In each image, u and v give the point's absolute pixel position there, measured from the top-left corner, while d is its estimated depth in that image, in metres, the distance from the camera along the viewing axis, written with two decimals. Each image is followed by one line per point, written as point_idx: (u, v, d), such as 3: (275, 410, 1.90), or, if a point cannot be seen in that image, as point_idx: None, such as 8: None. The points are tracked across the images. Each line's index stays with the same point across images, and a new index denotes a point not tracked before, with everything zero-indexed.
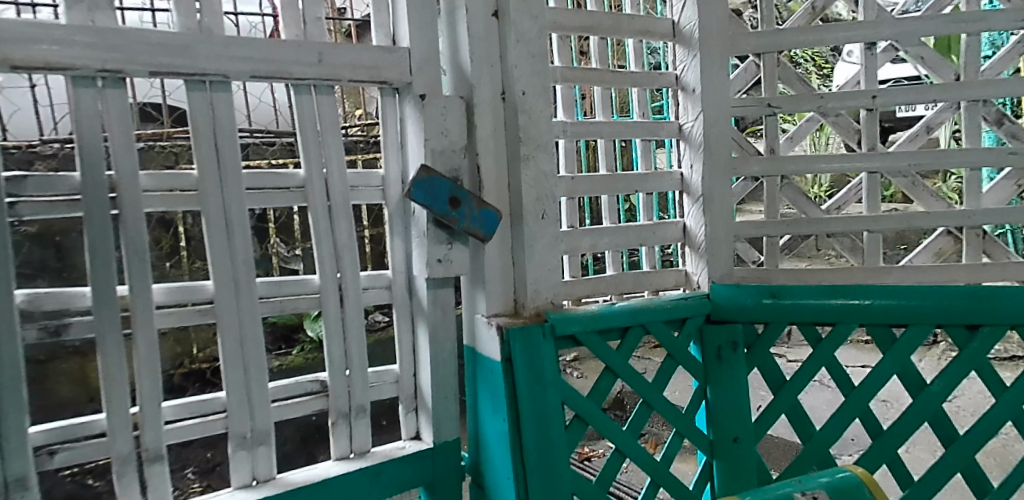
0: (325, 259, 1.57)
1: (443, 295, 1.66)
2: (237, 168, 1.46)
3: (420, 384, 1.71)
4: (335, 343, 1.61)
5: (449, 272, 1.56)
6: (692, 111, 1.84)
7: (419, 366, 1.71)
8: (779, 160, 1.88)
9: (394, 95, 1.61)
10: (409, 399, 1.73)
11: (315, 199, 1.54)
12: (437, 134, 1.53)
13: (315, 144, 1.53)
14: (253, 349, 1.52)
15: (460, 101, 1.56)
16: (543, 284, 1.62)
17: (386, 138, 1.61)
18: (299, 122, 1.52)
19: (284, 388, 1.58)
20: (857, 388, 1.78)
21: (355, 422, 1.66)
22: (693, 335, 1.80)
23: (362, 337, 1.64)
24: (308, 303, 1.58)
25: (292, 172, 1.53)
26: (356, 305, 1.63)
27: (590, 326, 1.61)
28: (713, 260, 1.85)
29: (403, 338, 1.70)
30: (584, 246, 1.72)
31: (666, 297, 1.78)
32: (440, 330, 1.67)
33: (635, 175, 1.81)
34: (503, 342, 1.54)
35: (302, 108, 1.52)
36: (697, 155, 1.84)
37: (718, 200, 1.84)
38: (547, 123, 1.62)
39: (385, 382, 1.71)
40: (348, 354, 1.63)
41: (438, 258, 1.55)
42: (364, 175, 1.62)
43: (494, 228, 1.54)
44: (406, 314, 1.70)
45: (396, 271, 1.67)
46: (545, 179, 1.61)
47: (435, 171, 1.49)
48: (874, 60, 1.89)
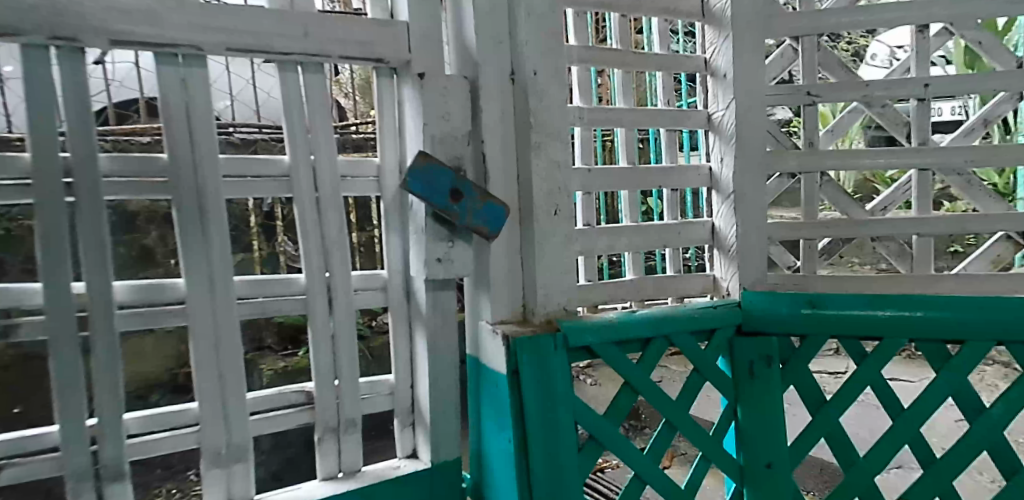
0: (312, 256, 1.41)
1: (444, 299, 1.49)
2: (213, 152, 1.30)
3: (418, 397, 1.54)
4: (322, 350, 1.44)
5: (450, 272, 1.39)
6: (722, 99, 1.66)
7: (416, 378, 1.54)
8: (818, 154, 1.70)
9: (392, 76, 1.45)
10: (405, 413, 1.56)
11: (301, 189, 1.38)
12: (438, 119, 1.36)
13: (302, 128, 1.37)
14: (229, 355, 1.36)
15: (464, 82, 1.39)
16: (554, 289, 1.44)
17: (383, 124, 1.46)
18: (284, 103, 1.36)
19: (265, 399, 1.42)
20: (906, 410, 1.58)
21: (344, 438, 1.49)
22: (722, 347, 1.62)
23: (353, 344, 1.47)
24: (292, 305, 1.42)
25: (276, 159, 1.37)
26: (346, 308, 1.46)
27: (606, 336, 1.43)
28: (744, 265, 1.66)
29: (399, 346, 1.53)
30: (601, 247, 1.54)
31: (692, 304, 1.60)
32: (440, 338, 1.50)
33: (660, 169, 1.63)
34: (508, 354, 1.36)
35: (287, 87, 1.36)
36: (728, 147, 1.66)
37: (751, 198, 1.65)
38: (564, 108, 1.43)
39: (378, 394, 1.54)
40: (337, 363, 1.47)
41: (438, 257, 1.38)
42: (358, 164, 1.45)
43: (500, 225, 1.37)
44: (402, 319, 1.53)
45: (392, 271, 1.50)
46: (558, 171, 1.42)
47: (434, 159, 1.33)
48: (927, 44, 1.70)
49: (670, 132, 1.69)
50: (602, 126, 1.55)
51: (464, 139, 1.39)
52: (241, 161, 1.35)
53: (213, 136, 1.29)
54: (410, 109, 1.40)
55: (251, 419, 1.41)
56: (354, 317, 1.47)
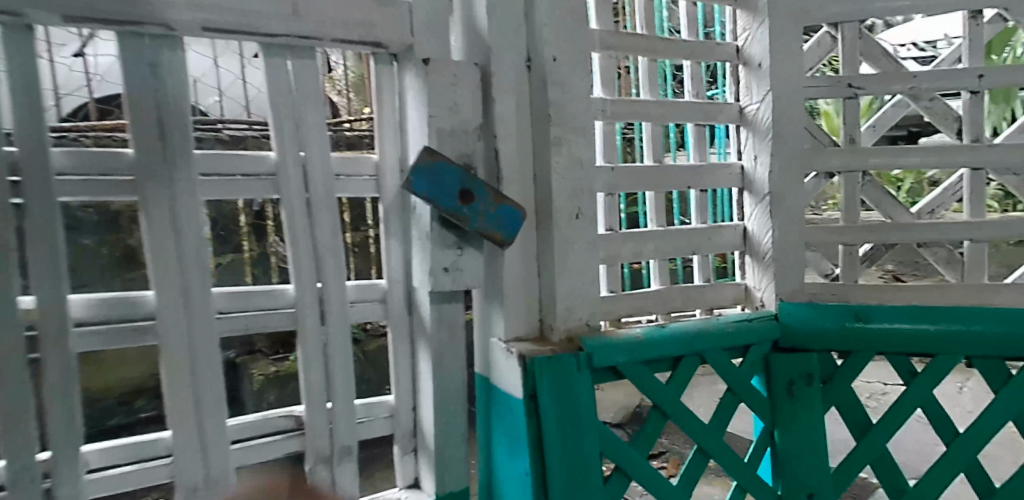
0: (302, 265, 1.25)
1: (451, 312, 1.33)
2: (188, 146, 1.13)
3: (420, 421, 1.38)
4: (313, 370, 1.28)
5: (458, 284, 1.23)
6: (756, 91, 1.51)
7: (419, 399, 1.38)
8: (861, 151, 1.55)
9: (391, 63, 1.29)
10: (407, 438, 1.40)
11: (289, 189, 1.22)
12: (445, 110, 1.20)
13: (290, 120, 1.21)
14: (207, 377, 1.18)
15: (476, 68, 1.22)
16: (576, 301, 1.28)
17: (382, 116, 1.30)
18: (270, 92, 1.19)
19: (249, 425, 1.26)
20: (961, 434, 1.44)
21: (339, 468, 1.32)
22: (757, 365, 1.46)
23: (349, 362, 1.31)
24: (280, 319, 1.26)
25: (260, 155, 1.21)
26: (341, 323, 1.30)
27: (634, 355, 1.28)
28: (781, 274, 1.51)
29: (399, 364, 1.37)
30: (626, 254, 1.38)
31: (725, 317, 1.45)
32: (447, 356, 1.34)
33: (688, 168, 1.48)
34: (525, 377, 1.20)
35: (274, 74, 1.19)
36: (763, 144, 1.50)
37: (789, 201, 1.50)
38: (588, 100, 1.28)
39: (376, 417, 1.37)
40: (331, 383, 1.30)
41: (445, 266, 1.22)
42: (354, 161, 1.29)
43: (516, 231, 1.21)
44: (404, 334, 1.37)
45: (392, 280, 1.34)
46: (580, 169, 1.27)
47: (441, 155, 1.17)
48: (980, 31, 1.54)
49: (699, 128, 1.53)
50: (627, 119, 1.39)
51: (476, 133, 1.23)
52: (221, 157, 1.18)
53: (187, 128, 1.13)
54: (412, 100, 1.24)
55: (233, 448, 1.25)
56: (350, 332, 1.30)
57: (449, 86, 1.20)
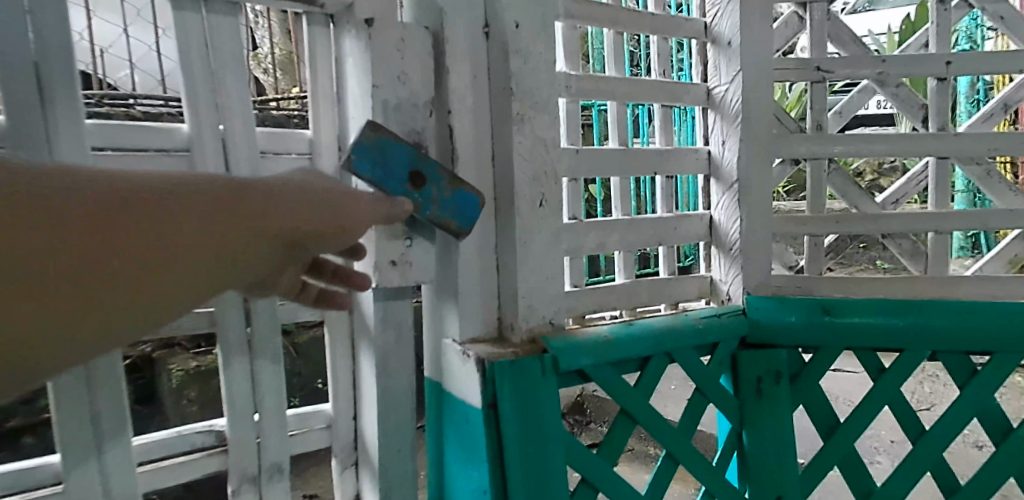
0: None
1: (398, 311, 1.18)
2: (77, 116, 0.92)
3: (362, 432, 1.23)
4: (237, 378, 1.11)
5: (407, 279, 1.09)
6: (725, 72, 1.41)
7: (360, 407, 1.22)
8: (830, 138, 1.48)
9: (327, 25, 1.12)
10: (346, 451, 1.24)
11: (206, 169, 1.04)
12: (392, 79, 1.04)
13: (207, 88, 1.03)
14: (106, 390, 1.00)
15: (427, 32, 1.07)
16: (538, 298, 1.16)
17: (316, 87, 1.13)
18: (180, 53, 1.00)
19: (160, 445, 1.09)
20: (928, 431, 1.40)
21: (267, 489, 1.16)
22: (725, 363, 1.38)
23: (279, 369, 1.15)
24: (196, 320, 1.08)
25: (170, 128, 1.02)
26: (270, 324, 1.13)
27: (602, 356, 1.17)
28: (748, 266, 1.43)
29: (338, 368, 1.21)
30: (590, 245, 1.27)
31: (693, 313, 1.35)
32: (392, 360, 1.18)
33: (655, 152, 1.36)
34: (484, 384, 1.07)
35: (185, 32, 1.00)
36: (731, 128, 1.41)
37: (757, 189, 1.42)
38: (553, 74, 1.15)
39: (312, 428, 1.21)
40: (258, 392, 1.14)
41: (392, 260, 1.07)
42: (283, 136, 1.12)
43: (474, 220, 1.07)
44: (343, 335, 1.21)
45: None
46: (544, 150, 1.14)
47: (388, 131, 1.00)
48: (947, 17, 1.50)
49: (664, 109, 1.42)
50: (590, 98, 1.26)
51: (427, 108, 1.08)
52: (119, 129, 0.99)
53: (76, 94, 0.92)
54: (351, 66, 1.07)
55: (140, 471, 1.07)
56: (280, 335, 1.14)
57: (396, 53, 1.04)
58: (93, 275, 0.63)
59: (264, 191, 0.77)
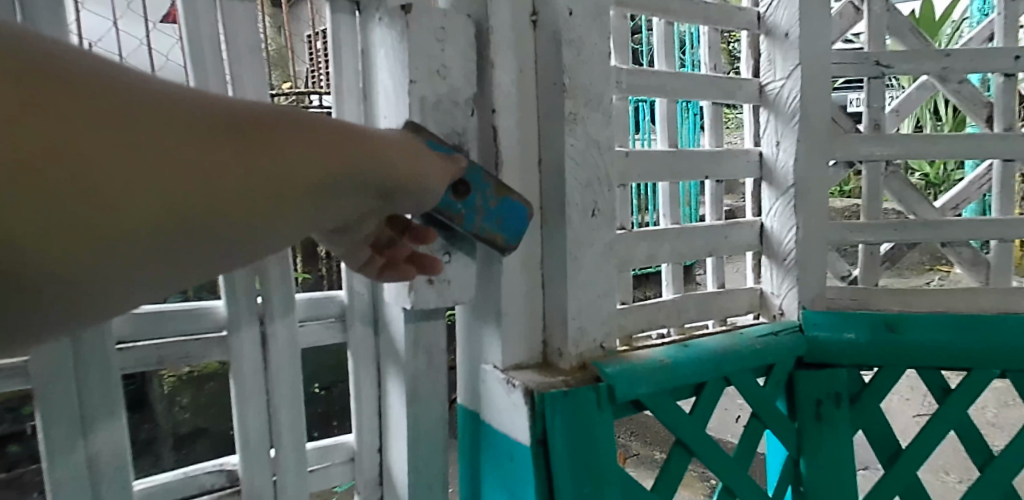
0: (235, 277, 0.94)
1: (430, 334, 1.05)
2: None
3: (388, 466, 1.11)
4: (251, 411, 0.98)
5: (444, 300, 0.97)
6: (780, 66, 1.30)
7: (386, 439, 1.10)
8: (890, 138, 1.36)
9: (353, 13, 0.99)
10: (371, 488, 1.12)
11: None
12: (431, 74, 0.91)
13: (222, 84, 0.89)
14: (104, 430, 0.87)
15: (469, 20, 0.94)
16: (589, 319, 1.03)
17: (340, 82, 0.99)
18: (189, 44, 0.87)
19: (164, 488, 0.96)
20: (997, 457, 1.30)
21: None
22: (781, 385, 1.27)
23: (298, 399, 1.02)
24: (205, 346, 0.96)
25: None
26: (289, 350, 1.00)
27: (659, 384, 1.05)
28: (804, 278, 1.31)
29: (362, 397, 1.09)
30: (640, 258, 1.14)
31: (748, 332, 1.23)
32: (424, 388, 1.05)
33: (706, 154, 1.24)
34: (534, 418, 0.95)
35: (196, 19, 0.87)
36: (787, 127, 1.29)
37: (815, 195, 1.30)
38: (606, 66, 1.02)
39: (332, 463, 1.10)
40: (275, 426, 1.01)
41: (430, 277, 0.95)
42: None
43: (520, 233, 0.95)
44: (367, 358, 1.08)
45: (355, 293, 1.06)
46: (597, 153, 1.02)
47: (429, 133, 0.87)
48: (1016, 8, 1.39)
49: (714, 107, 1.31)
50: (641, 94, 1.13)
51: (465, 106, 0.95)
52: None
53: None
54: (381, 59, 0.94)
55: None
56: (299, 362, 1.01)
57: (436, 44, 0.91)
58: (127, 202, 0.44)
59: (319, 115, 0.58)
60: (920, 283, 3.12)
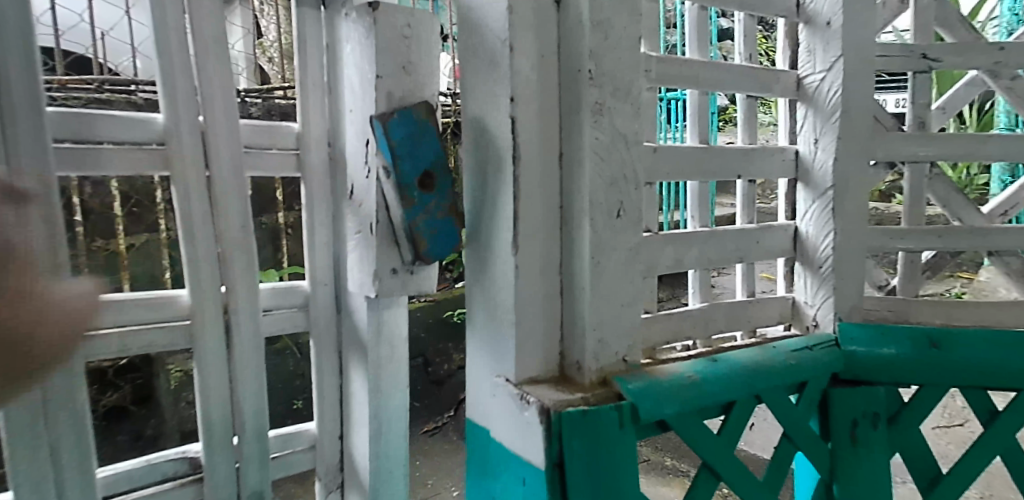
0: (198, 263, 1.00)
1: (393, 320, 1.09)
2: (36, 101, 0.87)
3: (349, 453, 1.16)
4: (214, 400, 1.04)
5: (407, 289, 0.98)
6: (821, 57, 1.20)
7: (348, 427, 1.15)
8: (940, 137, 1.26)
9: (319, 9, 1.07)
10: (332, 474, 1.18)
11: (182, 163, 0.97)
12: (396, 71, 0.94)
13: (187, 78, 0.96)
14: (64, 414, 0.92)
15: (432, 18, 0.97)
16: (612, 331, 0.94)
17: (306, 76, 1.08)
18: (156, 30, 0.94)
19: (128, 476, 1.01)
20: None
21: None
22: (815, 404, 1.16)
23: (261, 387, 1.08)
24: (169, 336, 1.00)
25: (141, 119, 0.95)
26: (252, 335, 1.06)
27: (686, 402, 0.95)
28: (841, 288, 1.21)
29: (325, 384, 1.15)
30: (667, 263, 1.05)
31: (782, 346, 1.14)
32: (385, 378, 1.10)
33: (738, 150, 1.14)
34: (550, 440, 0.86)
35: (163, 11, 0.93)
36: (828, 124, 1.19)
37: (853, 198, 1.21)
38: (636, 52, 0.93)
39: (294, 450, 1.15)
40: (238, 416, 1.06)
41: (394, 268, 0.96)
42: (267, 129, 1.07)
43: (444, 257, 0.95)
44: (330, 346, 1.14)
45: (318, 282, 1.12)
46: (623, 147, 0.92)
47: (396, 115, 0.91)
48: None
49: (749, 100, 1.21)
50: (671, 85, 1.04)
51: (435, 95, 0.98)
52: (85, 116, 0.92)
53: (37, 82, 0.87)
54: (348, 53, 0.98)
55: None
56: (262, 350, 1.07)
57: (401, 41, 0.94)
58: None
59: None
60: (942, 291, 3.02)
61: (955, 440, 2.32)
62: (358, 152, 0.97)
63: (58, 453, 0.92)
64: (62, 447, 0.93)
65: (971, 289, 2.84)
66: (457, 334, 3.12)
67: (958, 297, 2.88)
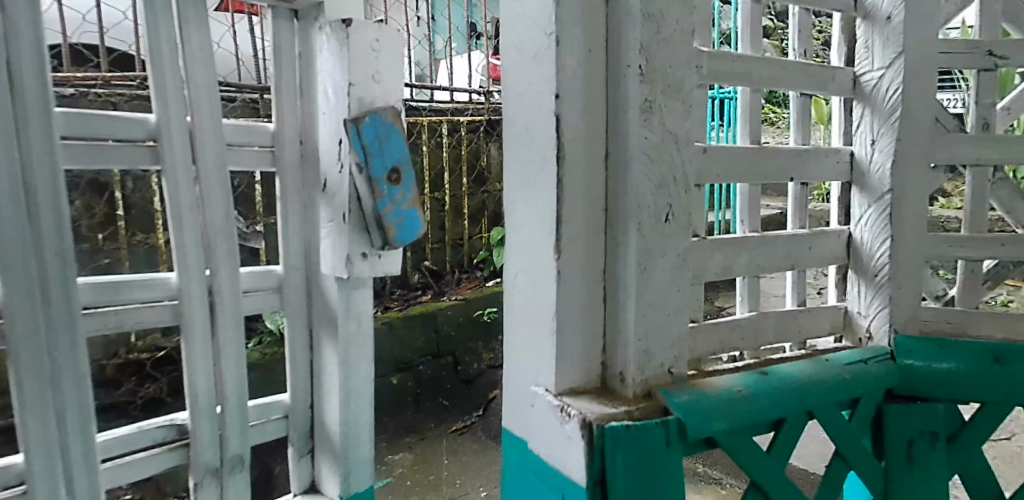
0: (187, 249, 0.96)
1: (361, 301, 1.10)
2: (46, 101, 0.83)
3: (322, 419, 1.12)
4: (200, 370, 0.99)
5: (377, 271, 1.06)
6: (880, 54, 1.13)
7: (321, 396, 1.12)
8: (1008, 138, 1.18)
9: (292, 19, 1.06)
10: (303, 438, 1.14)
11: (173, 160, 0.94)
12: (368, 77, 1.00)
13: (178, 80, 0.93)
14: (71, 386, 0.88)
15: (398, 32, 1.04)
16: (658, 341, 0.89)
17: (281, 81, 1.05)
18: (149, 31, 0.91)
19: (122, 441, 0.96)
20: None
21: (229, 481, 1.04)
22: (869, 420, 1.10)
23: (243, 359, 1.04)
24: (159, 314, 0.97)
25: (136, 118, 0.92)
26: (234, 315, 1.02)
27: (736, 419, 0.90)
28: (898, 298, 1.15)
29: (297, 359, 1.12)
30: (715, 270, 0.99)
31: (835, 359, 1.08)
32: (354, 350, 1.10)
33: (792, 152, 1.08)
34: (592, 454, 0.82)
35: (155, 21, 0.91)
36: (887, 124, 1.13)
37: (912, 203, 1.14)
38: (688, 47, 0.88)
39: (269, 419, 1.09)
40: (221, 384, 1.02)
41: (364, 253, 1.03)
42: (246, 129, 1.03)
43: (411, 241, 1.03)
44: (301, 324, 1.11)
45: (291, 266, 1.08)
46: (673, 148, 0.87)
47: (365, 118, 0.99)
48: None
49: (803, 99, 1.15)
50: (723, 82, 0.98)
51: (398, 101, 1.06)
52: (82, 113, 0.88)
53: (45, 81, 0.83)
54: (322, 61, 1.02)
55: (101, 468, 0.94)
56: (243, 330, 1.03)
57: (372, 52, 1.01)
58: None
59: None
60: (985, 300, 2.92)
61: (1003, 455, 2.18)
62: (330, 149, 1.02)
63: (70, 448, 0.89)
64: (71, 436, 0.88)
65: (1018, 298, 2.74)
66: (485, 334, 3.09)
67: (1004, 305, 2.78)
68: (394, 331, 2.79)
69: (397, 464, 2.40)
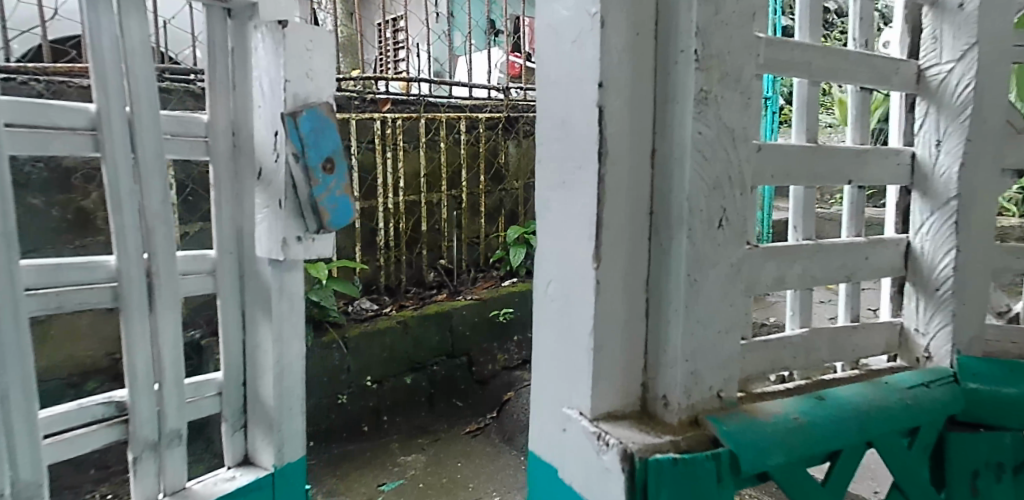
0: (124, 232, 0.95)
1: (293, 282, 1.11)
2: None
3: (258, 396, 1.12)
4: (137, 349, 0.98)
5: (310, 253, 1.08)
6: (948, 45, 1.03)
7: (255, 373, 1.11)
8: None
9: (225, 16, 1.06)
10: (236, 414, 1.12)
11: (113, 148, 0.93)
12: (303, 76, 1.05)
13: (118, 70, 0.93)
14: (15, 365, 0.87)
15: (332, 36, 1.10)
16: (706, 361, 0.80)
17: (213, 77, 1.05)
18: (89, 27, 0.91)
19: (61, 417, 0.94)
20: None
21: (168, 456, 1.02)
22: (931, 449, 1.00)
23: (179, 341, 1.02)
24: (97, 296, 0.95)
25: (75, 106, 0.91)
26: (171, 294, 1.01)
27: (794, 452, 0.80)
28: (962, 314, 1.04)
29: (232, 342, 1.10)
30: (767, 281, 0.89)
31: (894, 383, 0.98)
32: (288, 328, 1.11)
33: (849, 153, 0.98)
34: (632, 490, 0.72)
35: (96, 15, 0.91)
36: (957, 122, 1.02)
37: (980, 210, 1.04)
38: (750, 34, 0.78)
39: (203, 397, 1.07)
40: (158, 363, 1.00)
41: (298, 236, 1.06)
42: (180, 120, 1.02)
43: (342, 225, 1.08)
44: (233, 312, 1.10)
45: (224, 250, 1.08)
46: (729, 144, 0.77)
47: (301, 112, 1.02)
48: None
49: (860, 95, 1.05)
50: (782, 73, 0.88)
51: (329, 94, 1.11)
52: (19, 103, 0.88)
53: None
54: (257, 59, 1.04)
55: (42, 444, 0.91)
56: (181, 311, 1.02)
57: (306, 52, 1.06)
58: None
59: None
60: None
61: None
62: (266, 139, 1.03)
63: (14, 427, 0.88)
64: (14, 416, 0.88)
65: None
66: (502, 334, 3.00)
67: None
68: (409, 330, 2.70)
69: (410, 466, 2.31)
